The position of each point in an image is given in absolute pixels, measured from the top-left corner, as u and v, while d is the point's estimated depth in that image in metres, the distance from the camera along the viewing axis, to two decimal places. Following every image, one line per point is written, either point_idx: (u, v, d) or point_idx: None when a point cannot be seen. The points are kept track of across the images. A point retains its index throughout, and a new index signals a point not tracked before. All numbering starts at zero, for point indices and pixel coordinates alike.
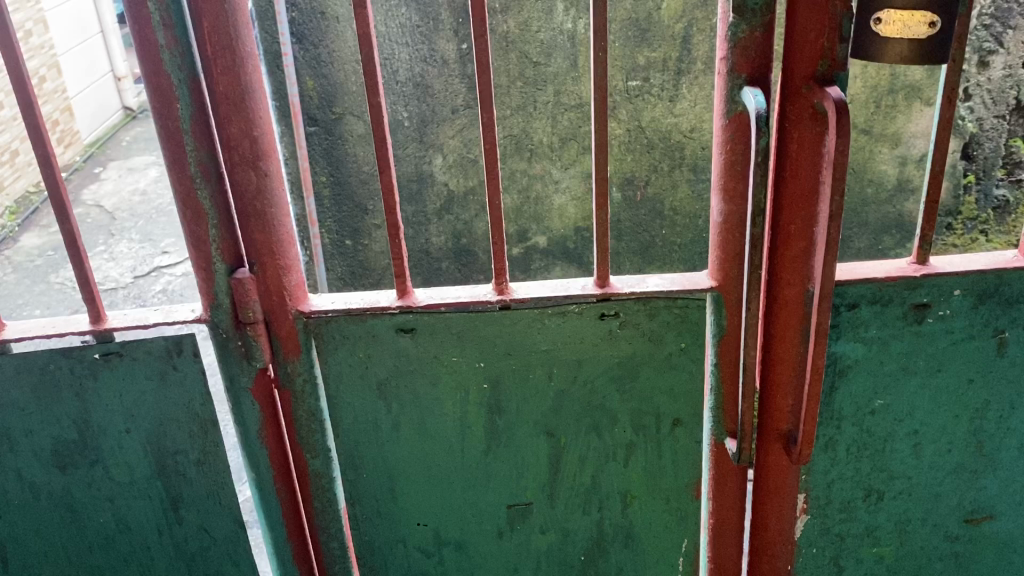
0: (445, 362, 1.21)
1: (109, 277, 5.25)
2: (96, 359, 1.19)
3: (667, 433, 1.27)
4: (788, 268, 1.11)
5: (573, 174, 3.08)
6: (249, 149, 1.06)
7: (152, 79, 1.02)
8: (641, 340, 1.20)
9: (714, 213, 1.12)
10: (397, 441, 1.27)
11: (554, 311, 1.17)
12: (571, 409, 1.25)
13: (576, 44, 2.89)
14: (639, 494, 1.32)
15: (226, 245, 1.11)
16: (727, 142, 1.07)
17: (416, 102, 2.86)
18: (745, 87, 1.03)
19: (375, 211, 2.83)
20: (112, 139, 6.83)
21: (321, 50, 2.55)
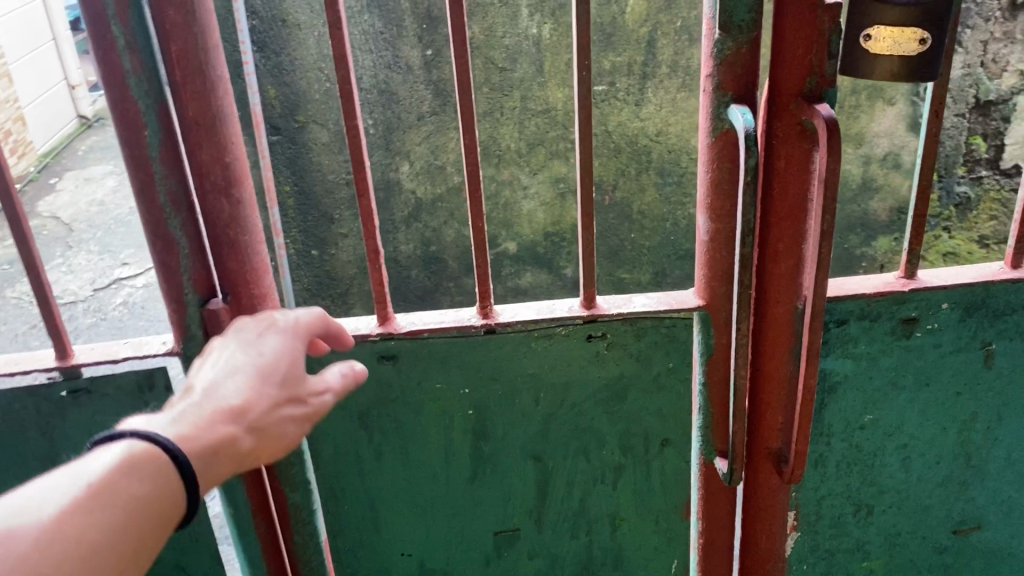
0: (429, 388, 1.18)
1: (68, 291, 5.14)
2: (64, 396, 1.15)
3: (655, 454, 1.26)
4: (777, 286, 1.09)
5: (540, 179, 3.70)
6: (221, 176, 1.02)
7: (118, 105, 0.98)
8: (628, 361, 1.19)
9: (701, 231, 1.10)
10: (380, 470, 1.24)
11: (540, 334, 1.15)
12: (559, 433, 1.23)
13: (541, 50, 3.49)
14: (628, 516, 1.31)
15: (199, 276, 1.06)
16: (713, 160, 1.05)
17: (382, 110, 3.50)
18: (731, 104, 1.01)
19: (340, 221, 3.52)
20: (67, 149, 6.66)
21: (282, 59, 3.26)
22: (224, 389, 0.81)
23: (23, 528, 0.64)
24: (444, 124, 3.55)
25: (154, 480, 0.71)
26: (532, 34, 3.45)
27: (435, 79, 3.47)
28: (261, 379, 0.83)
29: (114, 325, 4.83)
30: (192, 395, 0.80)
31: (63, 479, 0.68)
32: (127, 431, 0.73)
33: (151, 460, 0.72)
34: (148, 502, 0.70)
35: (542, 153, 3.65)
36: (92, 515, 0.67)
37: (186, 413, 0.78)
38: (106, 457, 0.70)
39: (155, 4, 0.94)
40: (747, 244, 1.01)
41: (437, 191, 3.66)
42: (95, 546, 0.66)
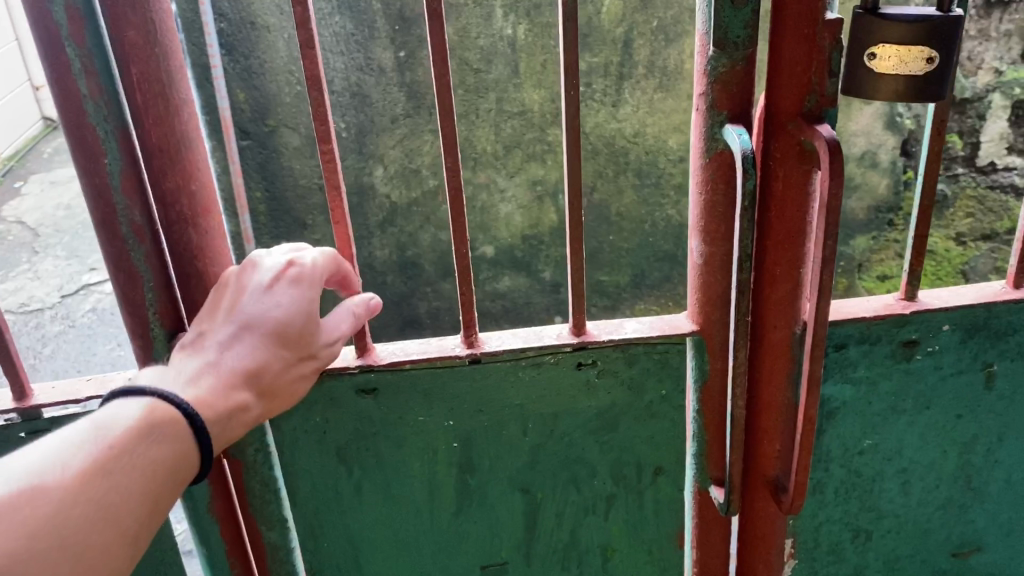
0: (412, 420, 1.14)
1: (34, 297, 5.02)
2: (23, 437, 1.10)
3: (648, 483, 1.24)
4: (774, 313, 1.04)
5: (517, 182, 3.65)
6: (188, 206, 0.98)
7: (75, 132, 0.91)
8: (620, 390, 1.15)
9: (693, 254, 1.05)
10: (361, 506, 1.21)
11: (528, 363, 1.11)
12: (548, 464, 1.20)
13: (516, 51, 3.43)
14: (619, 547, 1.29)
15: (166, 310, 1.01)
16: (707, 182, 1.00)
17: (354, 112, 3.42)
18: (725, 124, 0.96)
19: (312, 228, 3.50)
20: (32, 152, 6.50)
21: (252, 62, 3.18)
22: (237, 353, 0.87)
23: (49, 484, 0.74)
24: (418, 127, 3.49)
25: (171, 444, 0.81)
26: (506, 34, 3.40)
27: (408, 81, 3.40)
28: (273, 341, 0.89)
29: (84, 332, 4.73)
30: (210, 354, 0.87)
31: (85, 438, 0.78)
32: (149, 394, 0.82)
33: (165, 425, 0.81)
34: (162, 462, 0.80)
35: (519, 156, 3.60)
36: (110, 475, 0.77)
37: (203, 373, 0.86)
38: (125, 420, 0.79)
39: (114, 24, 0.88)
40: (746, 270, 0.96)
41: (412, 195, 3.60)
42: (115, 502, 0.76)
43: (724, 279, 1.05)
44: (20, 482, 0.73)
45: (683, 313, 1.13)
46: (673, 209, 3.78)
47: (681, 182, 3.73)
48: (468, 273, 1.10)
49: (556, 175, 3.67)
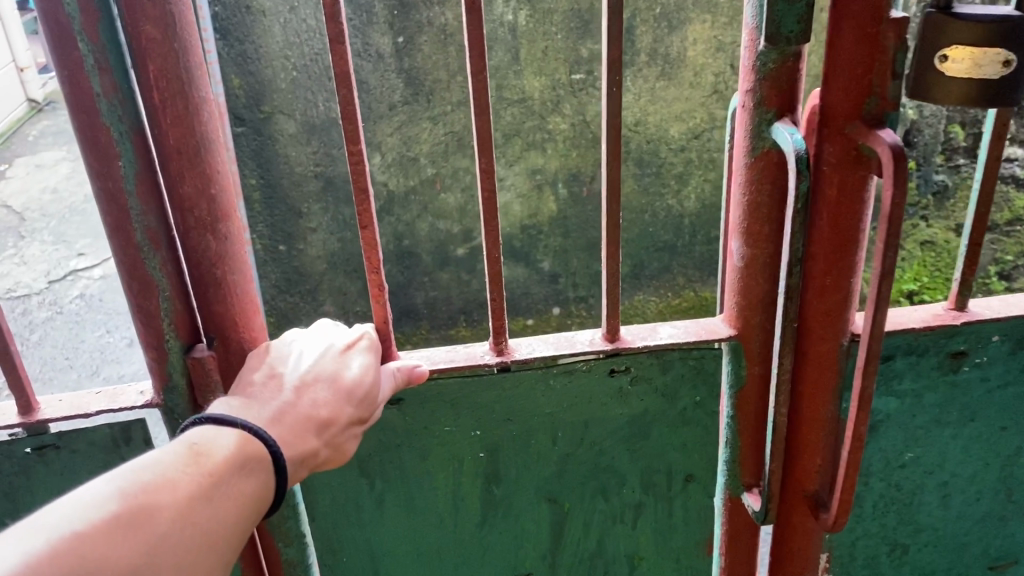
0: (437, 428, 1.20)
1: (21, 283, 4.93)
2: (28, 452, 1.28)
3: (679, 489, 1.33)
4: (821, 326, 1.00)
5: (517, 171, 3.59)
6: (206, 210, 0.99)
7: (88, 134, 0.93)
8: (653, 396, 1.22)
9: (733, 255, 1.02)
10: (381, 517, 1.28)
11: (559, 371, 1.16)
12: (576, 474, 1.28)
13: (517, 38, 3.36)
14: (646, 556, 1.40)
15: (181, 321, 1.05)
16: (753, 180, 0.97)
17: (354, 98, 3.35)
18: (774, 120, 0.93)
19: (308, 215, 3.53)
20: (18, 135, 6.40)
21: (248, 46, 3.17)
22: (313, 395, 0.98)
23: (164, 504, 0.80)
24: (416, 114, 3.42)
25: (259, 478, 0.89)
26: (508, 20, 3.33)
27: (407, 67, 3.33)
28: (346, 395, 1.00)
29: (72, 319, 4.66)
30: (292, 393, 0.97)
31: (188, 461, 0.85)
32: (241, 425, 0.90)
33: (256, 462, 0.89)
34: (251, 493, 0.88)
35: (519, 144, 3.54)
36: (214, 501, 0.84)
37: (282, 411, 0.95)
38: (224, 446, 0.87)
39: (130, 19, 0.89)
40: (796, 274, 0.95)
41: (409, 183, 3.54)
42: (214, 528, 0.83)
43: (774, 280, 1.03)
44: (141, 496, 0.79)
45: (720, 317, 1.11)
46: (673, 199, 3.73)
47: (681, 172, 3.67)
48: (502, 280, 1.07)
49: (556, 164, 3.60)
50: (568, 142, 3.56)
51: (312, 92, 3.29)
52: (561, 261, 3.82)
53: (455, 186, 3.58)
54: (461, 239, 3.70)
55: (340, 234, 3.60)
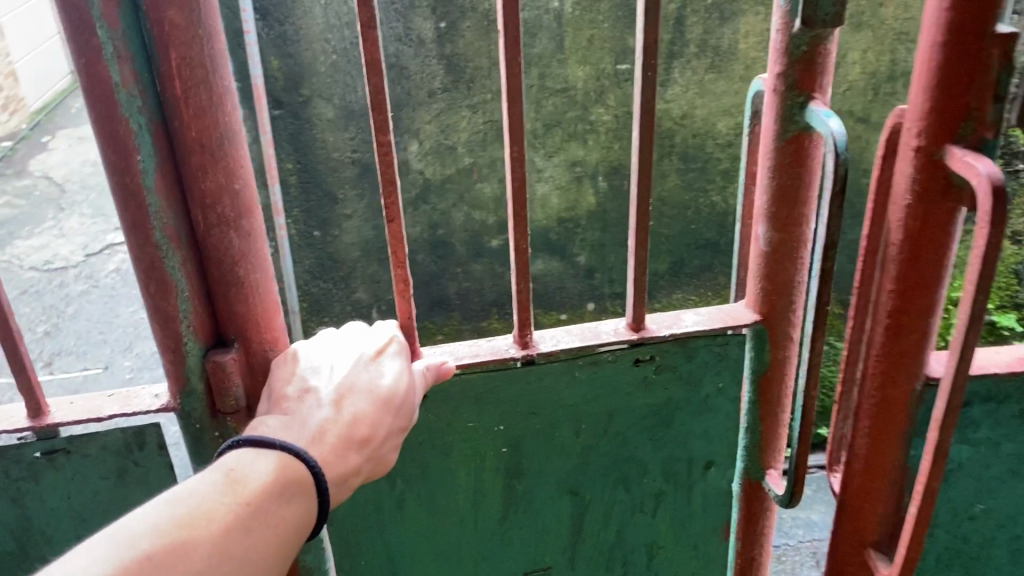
0: (460, 424, 1.32)
1: (59, 255, 5.04)
2: (37, 457, 1.29)
3: (698, 476, 1.45)
4: (895, 365, 1.07)
5: (556, 163, 3.50)
6: (230, 206, 1.06)
7: (107, 127, 0.99)
8: (675, 384, 1.35)
9: (760, 240, 1.20)
10: (402, 516, 1.40)
11: (585, 361, 1.30)
12: (599, 465, 1.42)
13: (562, 25, 3.25)
14: (664, 546, 1.54)
15: (200, 323, 1.13)
16: (783, 162, 1.14)
17: (392, 85, 3.27)
18: (807, 104, 1.09)
19: (343, 202, 3.48)
20: (60, 106, 6.87)
21: (288, 28, 3.10)
22: (352, 407, 1.07)
23: (199, 538, 0.90)
24: (456, 101, 3.34)
25: (301, 502, 0.99)
26: (553, 7, 3.21)
27: (448, 53, 3.25)
28: (382, 407, 1.09)
29: (106, 294, 4.69)
30: (333, 408, 1.06)
31: (225, 493, 0.94)
32: (286, 446, 1.00)
33: (297, 485, 0.99)
34: (291, 518, 0.98)
35: (559, 135, 3.44)
36: (249, 531, 0.94)
37: (318, 433, 1.03)
38: (260, 475, 0.96)
39: (152, 8, 0.94)
40: (830, 257, 1.08)
41: (447, 172, 3.47)
42: (248, 556, 0.93)
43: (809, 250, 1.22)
44: (176, 533, 0.89)
45: (743, 305, 1.29)
46: (718, 195, 3.61)
47: (728, 167, 3.56)
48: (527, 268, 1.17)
49: (597, 156, 3.50)
50: (610, 134, 3.46)
51: (351, 77, 3.23)
52: (598, 256, 3.73)
53: (493, 176, 3.50)
54: (496, 230, 3.62)
55: (374, 221, 3.54)
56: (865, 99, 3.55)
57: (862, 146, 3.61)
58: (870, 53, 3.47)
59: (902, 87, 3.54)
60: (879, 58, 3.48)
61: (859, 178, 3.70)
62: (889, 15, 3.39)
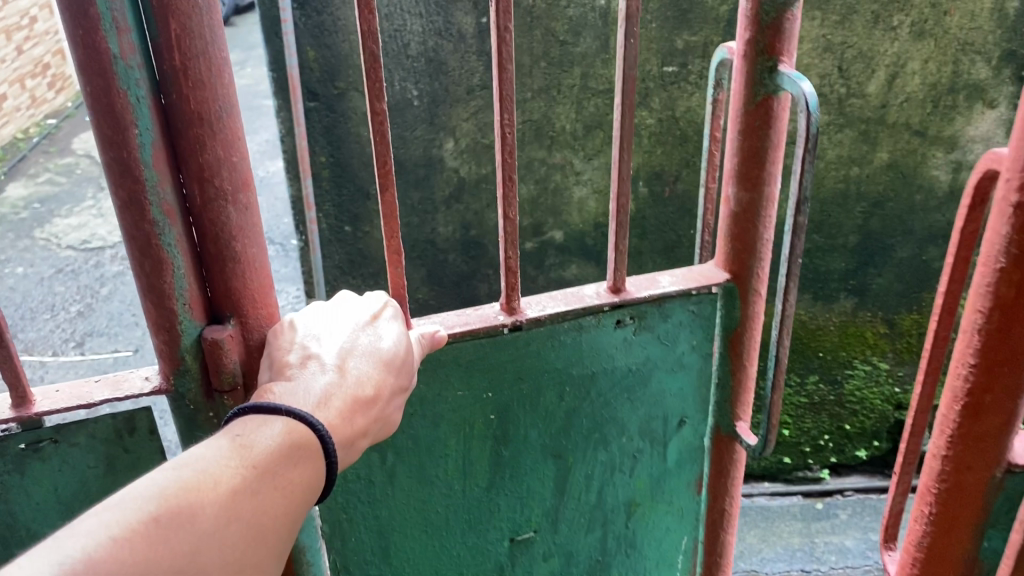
0: (452, 394, 1.58)
1: None
2: (23, 449, 1.32)
3: (675, 431, 1.80)
4: (979, 413, 1.41)
5: (595, 166, 3.38)
6: (228, 178, 1.15)
7: (105, 100, 1.06)
8: (653, 344, 1.67)
9: (732, 198, 1.53)
10: (394, 487, 1.65)
11: (572, 324, 1.59)
12: (581, 431, 1.74)
13: (608, 24, 3.11)
14: (641, 504, 1.88)
15: (195, 302, 1.22)
16: (752, 117, 1.45)
17: (427, 79, 3.16)
18: (777, 67, 1.40)
19: (375, 197, 3.38)
20: None
21: (325, 18, 3.00)
22: (355, 367, 1.23)
23: (207, 500, 1.01)
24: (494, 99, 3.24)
25: (307, 466, 1.11)
26: (598, 5, 3.07)
27: (489, 49, 3.14)
28: (386, 367, 1.27)
29: None
30: (337, 370, 1.21)
31: (233, 457, 1.06)
32: (295, 415, 1.12)
33: (302, 448, 1.11)
34: (297, 479, 1.10)
35: (599, 137, 3.32)
36: (256, 494, 1.05)
37: (330, 389, 1.19)
38: (266, 441, 1.08)
39: None
40: (803, 213, 1.42)
41: (482, 171, 3.36)
42: (256, 515, 1.05)
43: (774, 209, 1.55)
44: (187, 496, 1.00)
45: (716, 267, 1.63)
46: None
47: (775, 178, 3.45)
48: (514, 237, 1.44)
49: (638, 161, 3.37)
50: (653, 138, 3.33)
51: (389, 69, 3.12)
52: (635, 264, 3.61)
53: (529, 177, 3.37)
54: (531, 233, 3.50)
55: (407, 219, 3.42)
56: (923, 112, 3.37)
57: (918, 159, 3.45)
58: (932, 63, 3.29)
59: (963, 100, 3.36)
60: (941, 69, 3.30)
61: (912, 194, 3.52)
62: (953, 24, 3.22)
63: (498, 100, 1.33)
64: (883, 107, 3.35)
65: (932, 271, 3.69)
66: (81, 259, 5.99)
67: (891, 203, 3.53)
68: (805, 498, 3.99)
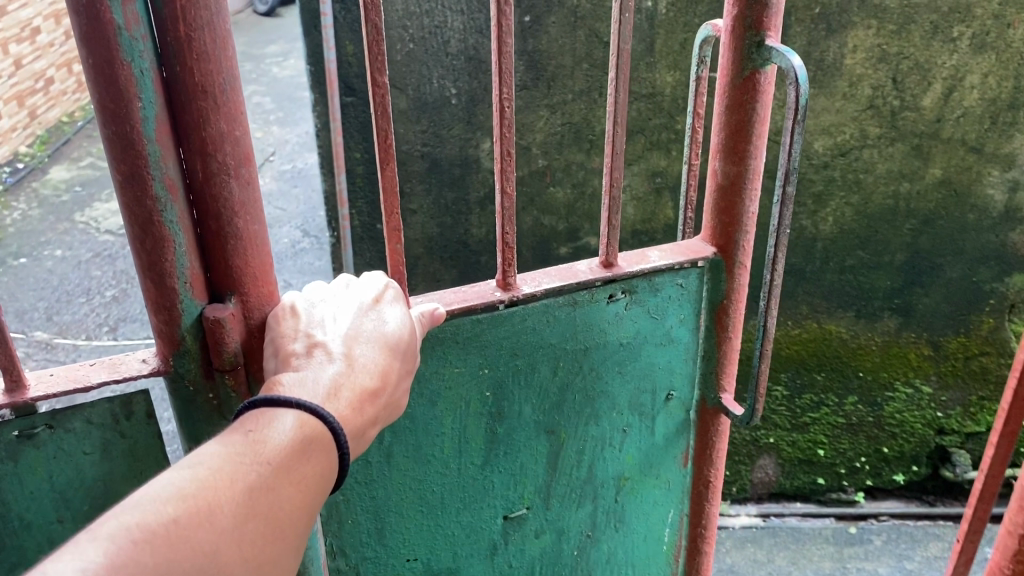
0: (450, 370, 1.54)
1: None
2: (15, 436, 1.27)
3: (662, 406, 1.79)
4: None
5: (636, 172, 3.28)
6: (232, 152, 1.11)
7: (107, 70, 1.01)
8: (642, 317, 1.66)
9: (720, 171, 1.55)
10: (389, 467, 1.59)
11: (566, 299, 1.57)
12: (572, 405, 1.71)
13: (654, 27, 3.01)
14: (629, 477, 1.85)
15: (196, 280, 1.17)
16: (740, 89, 1.47)
17: (466, 78, 3.09)
18: (764, 41, 1.42)
19: (410, 196, 3.31)
20: None
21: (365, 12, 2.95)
22: (362, 356, 1.18)
23: (220, 500, 0.97)
24: (535, 100, 3.14)
25: (324, 459, 1.07)
26: (645, 7, 2.97)
27: (530, 49, 3.04)
28: (391, 352, 1.22)
29: None
30: (341, 357, 1.16)
31: (246, 454, 1.01)
32: (308, 408, 1.07)
33: (315, 440, 1.06)
34: (314, 472, 1.05)
35: (641, 143, 3.22)
36: (271, 491, 1.01)
37: (339, 380, 1.13)
38: (280, 435, 1.03)
39: None
40: (791, 185, 1.44)
41: (519, 173, 3.27)
42: (272, 512, 1.01)
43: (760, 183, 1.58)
44: (200, 497, 0.96)
45: (701, 241, 1.66)
46: (808, 220, 3.39)
47: (821, 191, 3.34)
48: (511, 215, 1.41)
49: (679, 168, 3.27)
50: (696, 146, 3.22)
51: (428, 66, 3.05)
52: None
53: (566, 180, 3.29)
54: (566, 237, 3.42)
55: (440, 219, 3.36)
56: (980, 128, 3.23)
57: (972, 177, 3.30)
58: (993, 77, 3.14)
59: None
60: (1001, 83, 3.15)
61: (964, 213, 3.37)
62: (1017, 37, 3.08)
63: (498, 73, 1.31)
64: (937, 121, 3.21)
65: (983, 293, 3.52)
66: (118, 245, 6.02)
67: (941, 221, 3.38)
68: (838, 521, 3.88)
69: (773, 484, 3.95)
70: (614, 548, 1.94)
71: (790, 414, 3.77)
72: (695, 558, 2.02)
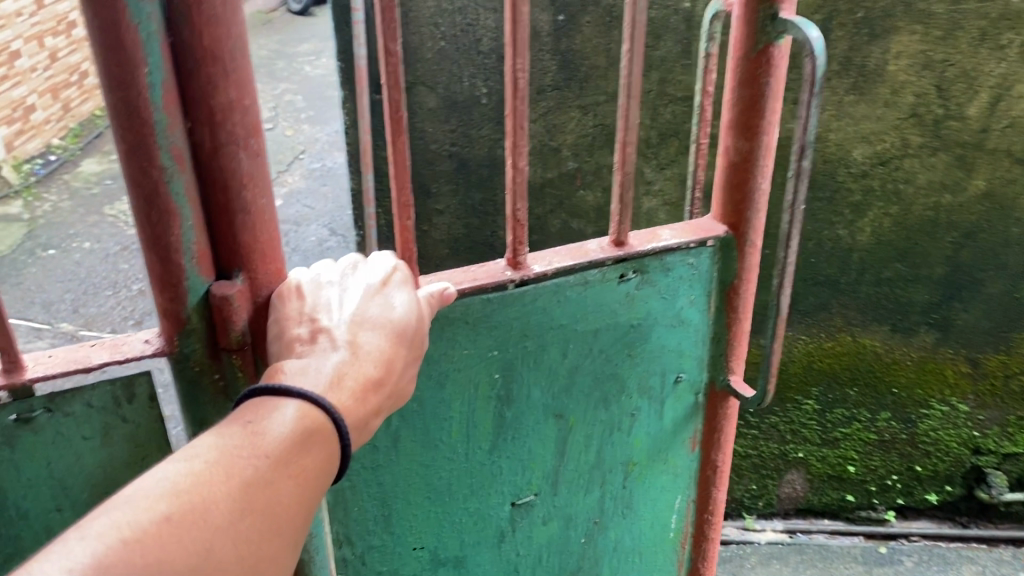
0: (459, 353, 1.51)
1: None
2: (13, 421, 1.24)
3: (671, 389, 1.76)
4: None
5: (667, 176, 3.20)
6: (241, 121, 1.10)
7: (115, 35, 0.99)
8: (654, 297, 1.63)
9: (732, 148, 1.54)
10: (397, 453, 1.56)
11: (577, 278, 1.53)
12: (582, 389, 1.68)
13: (692, 29, 2.94)
14: (637, 462, 1.83)
15: (203, 255, 1.16)
16: (754, 63, 1.45)
17: (496, 78, 3.01)
18: (778, 14, 1.40)
19: (437, 196, 3.26)
20: None
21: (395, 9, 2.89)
22: (367, 342, 1.15)
23: (215, 496, 0.95)
24: (565, 100, 3.07)
25: (325, 451, 1.05)
26: (683, 7, 2.90)
27: (563, 48, 2.98)
28: (397, 337, 1.19)
29: None
30: (345, 343, 1.13)
31: (243, 448, 0.99)
32: (308, 397, 1.05)
33: (317, 430, 1.04)
34: (314, 466, 1.03)
35: (675, 146, 3.13)
36: (268, 486, 0.99)
37: (342, 364, 1.11)
38: (279, 427, 1.01)
39: None
40: (805, 158, 1.45)
41: (548, 175, 3.21)
42: (269, 507, 0.99)
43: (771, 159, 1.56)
44: (193, 494, 0.94)
45: (710, 220, 1.63)
46: (844, 229, 3.29)
47: (858, 201, 3.24)
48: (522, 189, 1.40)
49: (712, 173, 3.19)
50: None
51: (458, 65, 2.99)
52: None
53: (597, 183, 3.22)
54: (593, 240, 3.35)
55: (466, 219, 3.30)
56: None
57: (1018, 190, 3.18)
58: None
59: None
60: None
61: (1008, 227, 3.25)
62: None
63: (511, 44, 1.29)
64: (983, 131, 3.10)
65: None
66: None
67: (983, 235, 3.26)
68: (866, 540, 3.78)
69: (801, 500, 3.85)
70: (620, 535, 1.93)
71: (820, 428, 3.67)
72: (701, 545, 2.02)
